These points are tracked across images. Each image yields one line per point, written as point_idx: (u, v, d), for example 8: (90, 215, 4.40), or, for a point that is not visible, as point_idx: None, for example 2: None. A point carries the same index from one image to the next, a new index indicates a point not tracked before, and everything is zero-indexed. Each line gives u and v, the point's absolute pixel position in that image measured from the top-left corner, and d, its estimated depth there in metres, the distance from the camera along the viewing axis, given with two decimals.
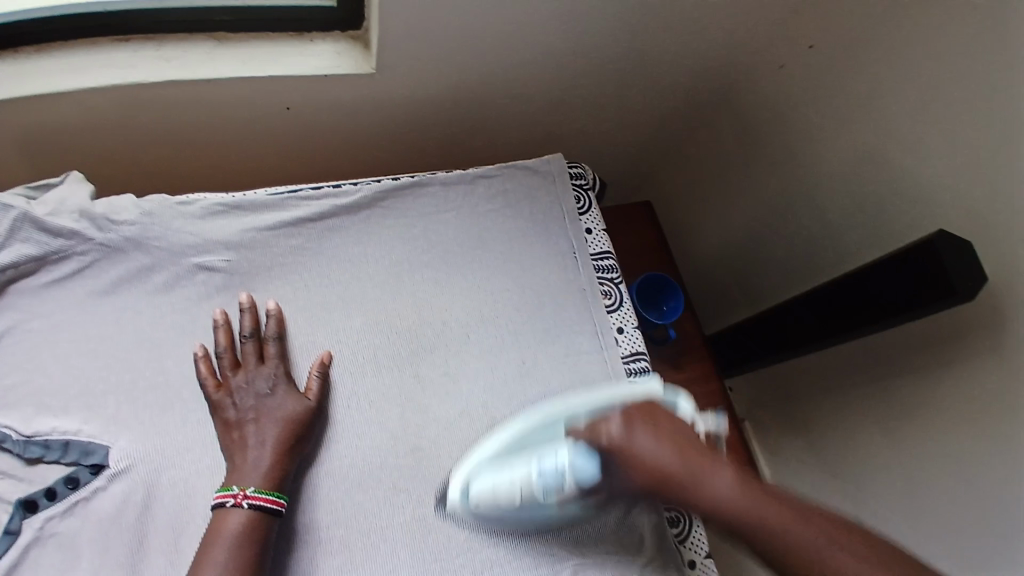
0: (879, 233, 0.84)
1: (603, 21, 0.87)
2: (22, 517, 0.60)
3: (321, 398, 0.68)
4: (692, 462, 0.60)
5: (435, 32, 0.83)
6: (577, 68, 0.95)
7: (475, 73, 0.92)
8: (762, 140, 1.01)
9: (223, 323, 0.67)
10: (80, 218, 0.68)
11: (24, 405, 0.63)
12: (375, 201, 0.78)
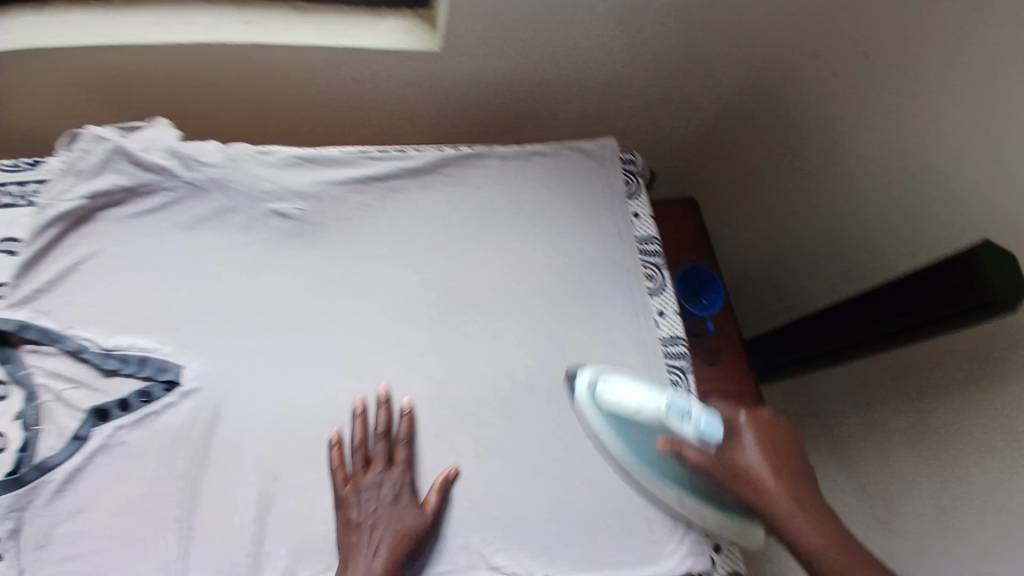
0: (935, 239, 0.85)
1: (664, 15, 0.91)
2: (94, 424, 0.65)
3: (437, 515, 0.66)
4: (787, 496, 0.61)
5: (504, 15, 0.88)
6: (635, 58, 0.99)
7: (536, 57, 0.97)
8: (811, 146, 1.02)
9: (362, 415, 0.67)
10: (169, 156, 0.73)
11: (104, 321, 0.68)
12: (437, 167, 0.82)
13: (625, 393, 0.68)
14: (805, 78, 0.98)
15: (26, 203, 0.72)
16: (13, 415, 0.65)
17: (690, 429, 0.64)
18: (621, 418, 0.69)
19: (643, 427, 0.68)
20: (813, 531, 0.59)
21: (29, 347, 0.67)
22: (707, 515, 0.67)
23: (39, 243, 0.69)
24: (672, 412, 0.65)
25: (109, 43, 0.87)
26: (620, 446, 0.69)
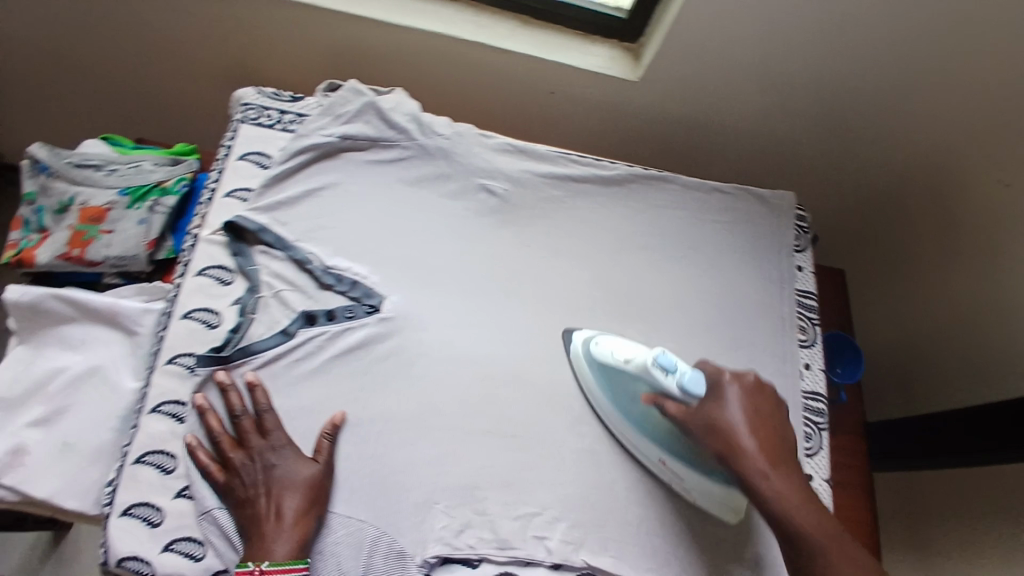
0: None
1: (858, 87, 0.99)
2: (301, 325, 0.74)
3: (328, 460, 0.69)
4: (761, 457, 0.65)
5: (712, 57, 0.98)
6: (818, 119, 1.05)
7: (724, 99, 1.05)
8: (969, 249, 1.01)
9: (207, 410, 0.68)
10: (409, 120, 0.83)
11: (327, 244, 0.77)
12: (627, 181, 0.88)
13: (619, 351, 0.74)
14: (972, 184, 0.98)
15: (281, 128, 0.82)
16: (233, 300, 0.74)
17: (671, 385, 0.68)
18: (604, 382, 0.76)
19: (633, 385, 0.74)
20: (780, 487, 0.64)
21: (260, 248, 0.76)
22: (695, 480, 0.72)
23: (292, 164, 0.79)
24: (657, 367, 0.69)
25: (361, 14, 1.00)
26: (617, 411, 0.75)
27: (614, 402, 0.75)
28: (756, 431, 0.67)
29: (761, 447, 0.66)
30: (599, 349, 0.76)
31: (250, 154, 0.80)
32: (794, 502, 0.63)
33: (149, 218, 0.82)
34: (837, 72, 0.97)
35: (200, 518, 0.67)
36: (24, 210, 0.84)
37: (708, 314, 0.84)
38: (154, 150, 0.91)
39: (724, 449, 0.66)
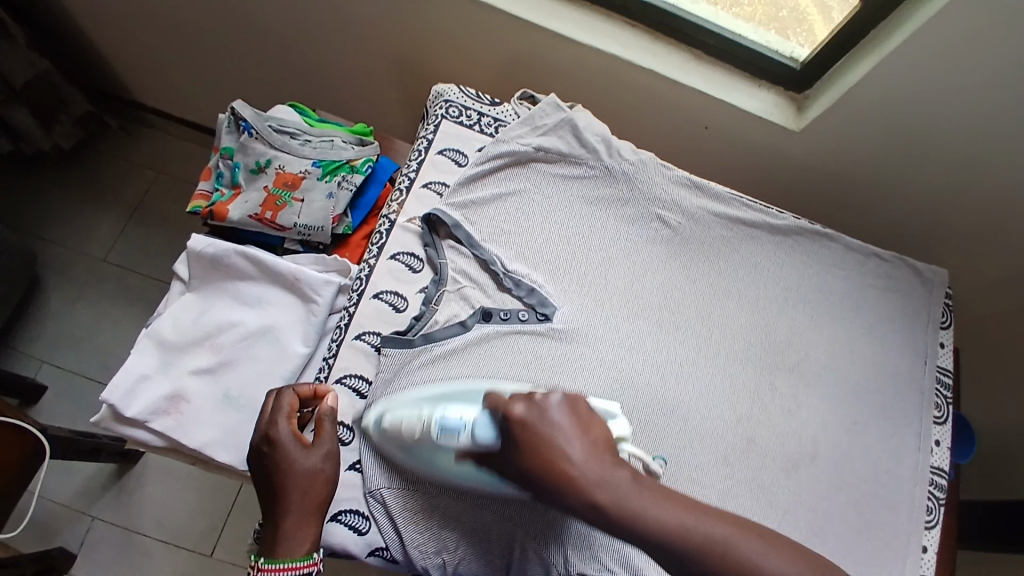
0: None
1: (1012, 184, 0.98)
2: (479, 320, 0.76)
3: (328, 445, 0.65)
4: (630, 489, 0.51)
5: (880, 124, 1.00)
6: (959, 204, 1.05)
7: (878, 165, 1.07)
8: None
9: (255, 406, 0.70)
10: (600, 142, 0.85)
11: (509, 247, 0.80)
12: (794, 234, 0.89)
13: (407, 425, 0.64)
14: None
15: (479, 130, 0.85)
16: (421, 289, 0.77)
17: (463, 439, 0.58)
18: (409, 449, 0.66)
19: (435, 456, 0.63)
20: (628, 492, 0.50)
21: (449, 243, 0.79)
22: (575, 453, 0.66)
23: (487, 166, 0.82)
24: (444, 428, 0.60)
25: (550, 27, 1.03)
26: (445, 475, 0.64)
27: (432, 466, 0.65)
28: (580, 435, 0.52)
29: (591, 449, 0.52)
30: (385, 426, 0.67)
31: (447, 150, 0.83)
32: (642, 503, 0.50)
33: (337, 193, 0.86)
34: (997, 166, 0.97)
35: (370, 496, 0.70)
36: (220, 162, 0.88)
37: (854, 377, 0.86)
38: (338, 125, 0.94)
39: (552, 474, 0.51)
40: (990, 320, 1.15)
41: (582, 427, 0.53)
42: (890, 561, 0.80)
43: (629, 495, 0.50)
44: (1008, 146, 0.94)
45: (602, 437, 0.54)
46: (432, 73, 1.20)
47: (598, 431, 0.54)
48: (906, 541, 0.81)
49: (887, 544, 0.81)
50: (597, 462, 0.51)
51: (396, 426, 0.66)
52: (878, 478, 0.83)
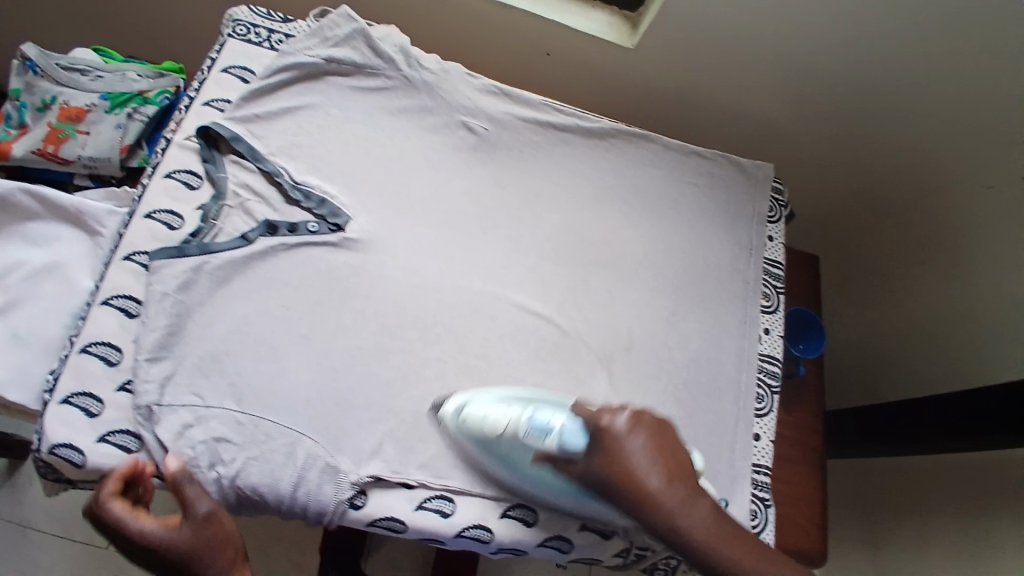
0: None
1: (851, 80, 1.02)
2: (262, 233, 0.74)
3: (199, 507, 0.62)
4: (704, 513, 0.59)
5: (712, 28, 1.00)
6: (805, 102, 1.09)
7: (722, 73, 1.08)
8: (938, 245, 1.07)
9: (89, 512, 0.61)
10: (397, 52, 0.83)
11: (300, 160, 0.77)
12: (608, 136, 0.89)
13: (492, 422, 0.68)
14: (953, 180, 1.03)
15: (269, 47, 0.83)
16: (198, 206, 0.74)
17: (551, 444, 0.64)
18: (489, 443, 0.69)
19: (514, 452, 0.69)
20: (696, 523, 0.58)
21: (231, 158, 0.77)
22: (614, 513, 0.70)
23: (274, 81, 0.79)
24: (533, 429, 0.66)
25: None
26: (517, 475, 0.71)
27: (503, 458, 0.70)
28: (663, 465, 0.60)
29: (669, 479, 0.59)
30: (470, 422, 0.69)
31: (233, 68, 0.81)
32: (706, 534, 0.58)
33: (128, 124, 0.83)
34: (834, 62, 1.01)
35: (138, 412, 0.66)
36: (7, 105, 0.84)
37: (674, 273, 0.86)
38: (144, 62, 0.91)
39: (632, 495, 0.59)
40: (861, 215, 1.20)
41: (662, 452, 0.61)
42: (715, 447, 0.80)
43: (707, 540, 0.57)
44: (839, 39, 0.97)
45: (681, 460, 0.61)
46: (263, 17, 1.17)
47: (683, 458, 0.62)
48: (733, 427, 0.82)
49: (712, 430, 0.80)
50: (680, 489, 0.59)
51: (477, 416, 0.69)
52: (699, 368, 0.82)
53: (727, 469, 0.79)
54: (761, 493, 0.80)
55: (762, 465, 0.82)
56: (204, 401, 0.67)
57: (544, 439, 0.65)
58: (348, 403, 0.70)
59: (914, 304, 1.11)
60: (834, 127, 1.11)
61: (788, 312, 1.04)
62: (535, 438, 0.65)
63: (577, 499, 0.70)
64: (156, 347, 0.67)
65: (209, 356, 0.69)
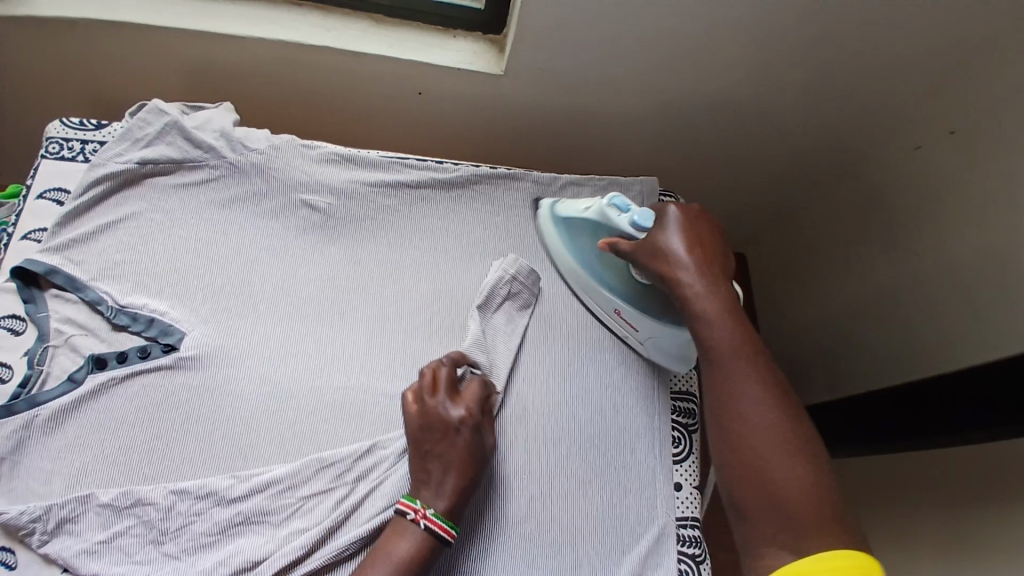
0: (968, 332, 0.84)
1: (751, 75, 0.92)
2: (89, 370, 0.68)
3: None
4: (720, 304, 0.65)
5: (585, 47, 0.90)
6: (702, 110, 0.99)
7: (606, 91, 0.97)
8: (883, 225, 0.97)
9: None
10: (219, 138, 0.77)
11: (126, 279, 0.72)
12: (470, 183, 0.82)
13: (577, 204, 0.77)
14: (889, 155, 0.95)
15: (83, 159, 0.78)
16: (23, 351, 0.69)
17: (624, 218, 0.73)
18: (571, 228, 0.79)
19: (595, 234, 0.77)
20: (711, 303, 0.66)
21: (52, 292, 0.71)
22: (646, 327, 0.75)
23: (86, 198, 0.74)
24: (612, 207, 0.74)
25: (181, 30, 0.92)
26: (578, 266, 0.78)
27: (576, 252, 0.78)
28: (702, 253, 0.69)
29: (705, 265, 0.68)
30: (562, 207, 0.79)
31: (47, 192, 0.76)
32: (717, 314, 0.65)
33: None
34: (725, 59, 0.90)
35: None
36: None
37: (563, 322, 0.78)
38: None
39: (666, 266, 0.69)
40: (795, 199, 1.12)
41: (705, 246, 0.69)
42: (629, 511, 0.71)
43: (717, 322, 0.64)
44: (727, 32, 0.86)
45: (721, 264, 0.69)
46: (108, 116, 1.09)
47: (724, 262, 0.70)
48: (651, 480, 0.73)
49: (627, 489, 0.72)
50: (707, 276, 0.67)
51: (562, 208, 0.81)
52: (603, 419, 0.74)
53: (646, 532, 0.71)
54: (689, 549, 0.72)
55: (688, 518, 0.74)
56: (55, 556, 0.61)
57: (617, 216, 0.73)
58: (205, 541, 0.63)
59: (867, 294, 1.01)
60: (756, 121, 1.00)
61: None
62: (611, 211, 0.73)
63: (618, 307, 0.76)
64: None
65: (46, 508, 0.62)
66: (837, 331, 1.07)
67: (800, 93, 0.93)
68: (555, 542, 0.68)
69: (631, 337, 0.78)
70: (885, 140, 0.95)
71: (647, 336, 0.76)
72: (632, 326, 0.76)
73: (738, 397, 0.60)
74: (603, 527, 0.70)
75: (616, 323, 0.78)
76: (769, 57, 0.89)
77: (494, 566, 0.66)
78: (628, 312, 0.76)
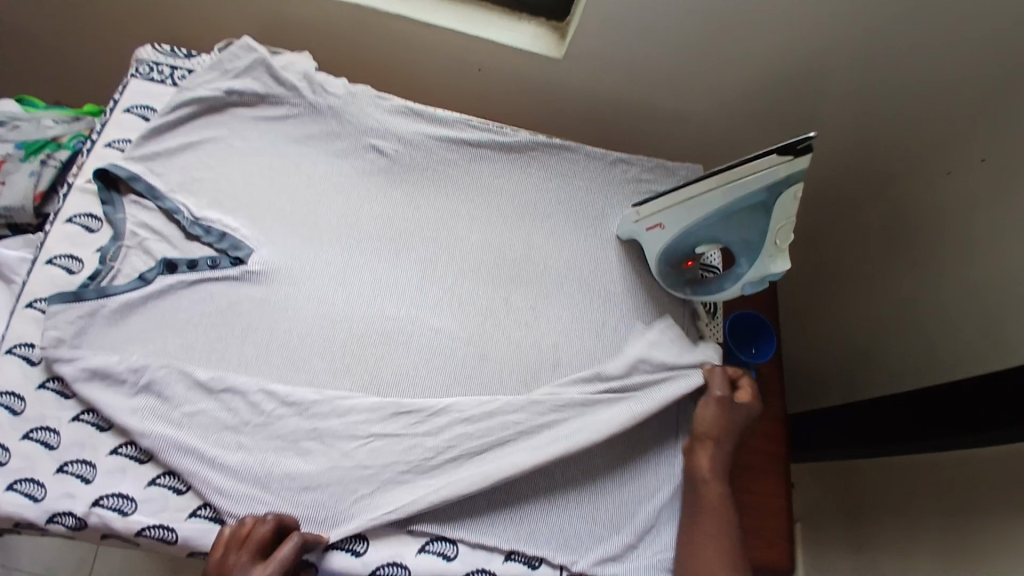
0: (985, 346, 0.87)
1: (790, 85, 0.97)
2: (160, 272, 0.73)
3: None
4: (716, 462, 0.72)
5: (640, 39, 0.95)
6: (744, 115, 1.04)
7: (656, 84, 1.02)
8: (909, 242, 1.00)
9: None
10: (302, 78, 0.83)
11: (201, 195, 0.77)
12: (527, 148, 0.87)
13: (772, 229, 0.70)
14: (917, 179, 0.97)
15: (172, 83, 0.84)
16: (97, 248, 0.74)
17: (747, 283, 0.76)
18: (758, 211, 0.69)
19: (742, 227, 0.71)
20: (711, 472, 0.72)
21: (132, 198, 0.77)
22: (660, 250, 0.79)
23: (173, 116, 0.79)
24: (760, 279, 0.75)
25: None
26: (706, 211, 0.71)
27: (722, 209, 0.70)
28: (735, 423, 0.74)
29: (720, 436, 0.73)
30: (781, 206, 0.67)
31: (136, 108, 0.82)
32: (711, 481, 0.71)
33: (41, 171, 0.85)
34: (766, 64, 0.95)
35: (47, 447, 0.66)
36: None
37: (600, 286, 0.83)
38: (63, 109, 0.95)
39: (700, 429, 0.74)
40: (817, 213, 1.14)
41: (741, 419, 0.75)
42: (646, 467, 0.75)
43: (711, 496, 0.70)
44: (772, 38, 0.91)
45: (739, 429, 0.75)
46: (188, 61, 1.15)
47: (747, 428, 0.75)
48: (671, 441, 0.77)
49: (646, 446, 0.76)
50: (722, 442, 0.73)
51: (788, 197, 0.67)
52: None
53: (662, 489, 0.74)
54: None
55: None
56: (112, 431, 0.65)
57: (750, 279, 0.75)
58: (281, 440, 0.67)
59: (889, 305, 1.04)
60: (796, 129, 1.04)
61: (737, 314, 0.91)
62: (756, 277, 0.74)
63: (660, 225, 0.77)
64: (77, 354, 0.67)
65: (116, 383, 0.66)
66: (856, 341, 1.11)
67: (837, 108, 0.98)
68: (575, 485, 0.72)
69: (631, 215, 0.80)
70: (917, 163, 0.96)
71: (646, 239, 0.80)
72: (641, 229, 0.80)
73: (705, 566, 0.66)
74: (622, 478, 0.74)
75: (645, 218, 0.78)
76: (805, 68, 0.94)
77: (516, 496, 0.70)
78: (659, 231, 0.78)
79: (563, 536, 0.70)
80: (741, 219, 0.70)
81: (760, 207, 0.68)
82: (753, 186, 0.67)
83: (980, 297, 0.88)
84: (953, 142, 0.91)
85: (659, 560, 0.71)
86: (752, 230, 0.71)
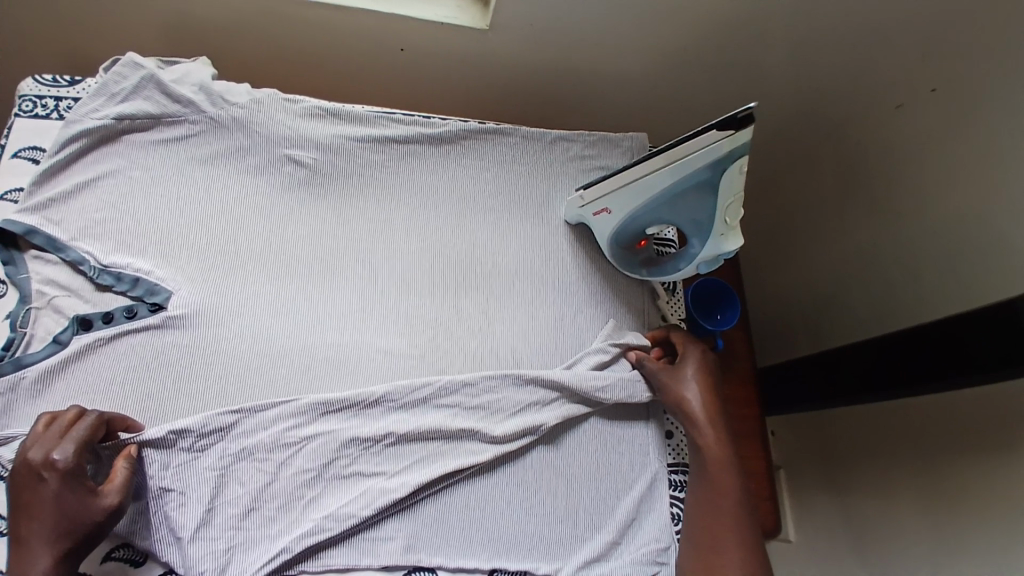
0: (948, 283, 0.85)
1: (729, 34, 0.91)
2: (75, 332, 0.67)
3: None
4: (708, 427, 0.71)
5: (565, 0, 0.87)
6: (686, 66, 0.97)
7: (590, 45, 0.94)
8: (867, 182, 0.96)
9: None
10: (198, 92, 0.75)
11: (108, 238, 0.70)
12: (459, 138, 0.80)
13: (720, 207, 0.66)
14: (870, 115, 0.93)
15: (58, 116, 0.76)
16: (4, 314, 0.67)
17: (699, 263, 0.72)
18: (705, 188, 0.65)
19: (691, 207, 0.68)
20: (710, 439, 0.71)
21: (32, 253, 0.69)
22: (609, 235, 0.75)
23: (64, 155, 0.71)
24: (711, 258, 0.72)
25: None
26: (652, 192, 0.67)
27: (670, 188, 0.66)
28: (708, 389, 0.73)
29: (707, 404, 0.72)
30: (728, 183, 0.64)
31: (23, 150, 0.74)
32: (709, 445, 0.71)
33: None
34: (703, 12, 0.88)
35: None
36: None
37: (553, 276, 0.78)
38: None
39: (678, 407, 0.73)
40: (770, 161, 1.10)
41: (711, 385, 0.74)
42: (623, 462, 0.73)
43: (712, 460, 0.70)
44: None
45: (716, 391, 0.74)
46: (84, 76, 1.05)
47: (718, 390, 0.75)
48: (645, 431, 0.75)
49: (621, 440, 0.73)
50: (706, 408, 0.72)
51: (734, 174, 0.63)
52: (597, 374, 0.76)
53: (640, 480, 0.72)
54: (681, 493, 0.74)
55: (680, 464, 0.76)
56: None
57: (702, 258, 0.72)
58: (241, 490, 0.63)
59: (849, 246, 1.02)
60: (741, 77, 0.98)
61: (698, 282, 0.84)
62: (708, 256, 0.71)
63: (606, 210, 0.72)
64: (5, 434, 0.62)
65: None
66: (821, 287, 1.09)
67: (781, 51, 0.92)
68: (551, 491, 0.70)
69: (575, 199, 0.74)
70: (867, 99, 0.92)
71: (593, 224, 0.75)
72: (586, 213, 0.75)
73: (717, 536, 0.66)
74: (597, 478, 0.71)
75: (589, 204, 0.73)
76: (744, 14, 0.88)
77: (491, 512, 0.68)
78: (606, 216, 0.73)
79: (543, 545, 0.68)
80: (689, 198, 0.66)
81: (706, 185, 0.65)
82: (696, 162, 0.63)
83: (939, 233, 0.86)
84: (901, 74, 0.87)
85: (646, 554, 0.69)
86: (701, 209, 0.67)
